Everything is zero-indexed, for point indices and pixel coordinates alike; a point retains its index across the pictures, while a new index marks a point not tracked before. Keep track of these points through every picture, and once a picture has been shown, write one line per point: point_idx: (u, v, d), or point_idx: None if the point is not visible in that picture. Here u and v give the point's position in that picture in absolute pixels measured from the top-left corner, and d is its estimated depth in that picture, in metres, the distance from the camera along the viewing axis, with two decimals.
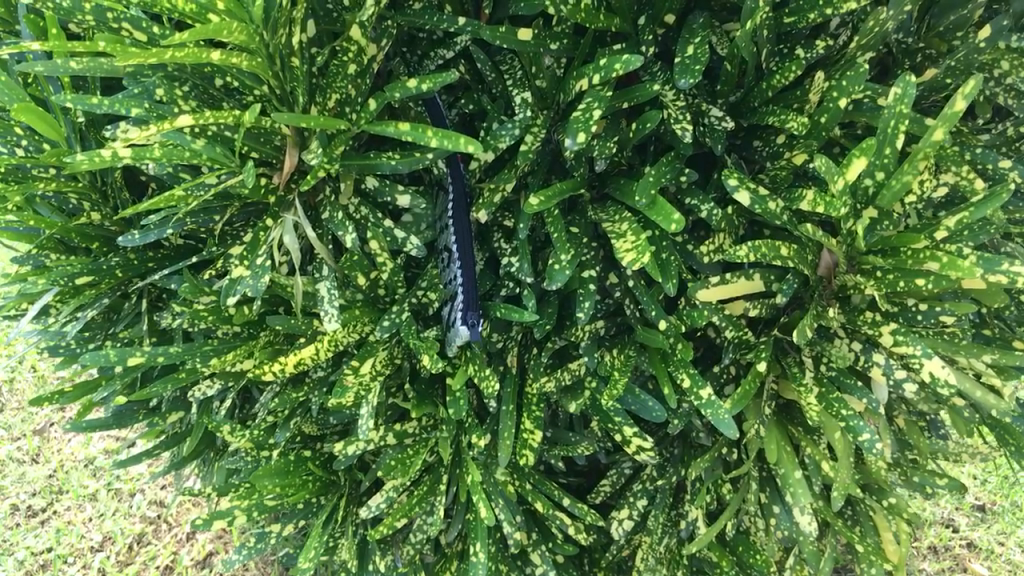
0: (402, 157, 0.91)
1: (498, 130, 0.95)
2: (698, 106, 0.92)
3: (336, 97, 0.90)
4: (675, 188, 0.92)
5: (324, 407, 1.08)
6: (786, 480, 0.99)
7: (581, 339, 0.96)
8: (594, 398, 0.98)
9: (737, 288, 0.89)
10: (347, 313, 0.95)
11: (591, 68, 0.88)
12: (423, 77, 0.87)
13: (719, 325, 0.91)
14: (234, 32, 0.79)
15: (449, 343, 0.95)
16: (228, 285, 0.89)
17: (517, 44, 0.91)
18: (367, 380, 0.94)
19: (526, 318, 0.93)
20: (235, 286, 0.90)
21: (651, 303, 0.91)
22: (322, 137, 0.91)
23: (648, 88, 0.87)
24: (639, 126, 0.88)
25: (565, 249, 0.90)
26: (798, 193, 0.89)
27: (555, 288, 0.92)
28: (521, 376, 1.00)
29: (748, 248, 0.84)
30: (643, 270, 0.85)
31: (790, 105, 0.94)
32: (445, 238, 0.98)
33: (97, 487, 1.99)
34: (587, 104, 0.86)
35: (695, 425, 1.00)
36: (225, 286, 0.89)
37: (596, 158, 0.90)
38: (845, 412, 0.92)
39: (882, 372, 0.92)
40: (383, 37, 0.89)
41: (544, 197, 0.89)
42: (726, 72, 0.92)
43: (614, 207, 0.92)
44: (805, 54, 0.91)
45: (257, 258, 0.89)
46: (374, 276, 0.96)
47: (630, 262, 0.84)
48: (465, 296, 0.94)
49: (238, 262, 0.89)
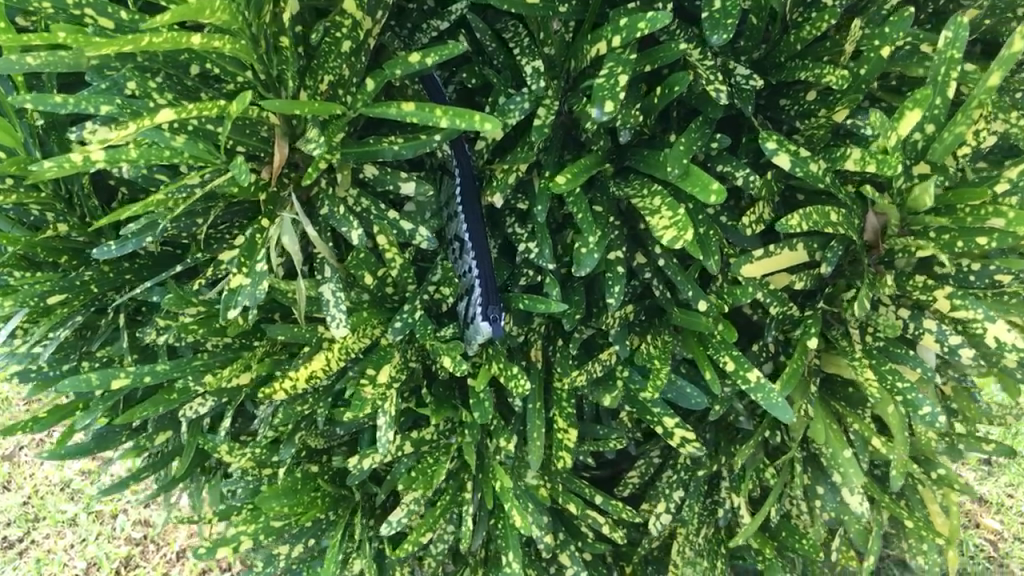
0: (406, 141, 0.83)
1: (506, 104, 0.87)
2: (724, 65, 0.85)
3: (329, 79, 0.81)
4: (705, 156, 0.85)
5: (330, 418, 1.00)
6: (836, 460, 0.93)
7: (612, 326, 0.88)
8: (628, 388, 0.91)
9: (779, 261, 0.82)
10: (356, 317, 0.86)
11: (610, 30, 0.80)
12: (427, 51, 0.79)
13: (763, 301, 0.84)
14: (216, 12, 0.69)
15: (470, 341, 0.87)
16: (227, 296, 0.79)
17: (524, 8, 0.82)
18: (386, 388, 0.85)
19: (554, 309, 0.85)
20: (234, 298, 0.79)
21: (689, 283, 0.84)
22: (316, 125, 0.83)
23: (674, 48, 0.80)
24: (666, 91, 0.81)
25: (594, 231, 0.83)
26: (840, 152, 0.82)
27: (583, 274, 0.84)
28: (546, 370, 0.93)
29: (799, 217, 0.77)
30: (685, 249, 0.77)
31: (820, 57, 0.87)
32: (454, 226, 0.90)
33: (77, 511, 1.88)
34: (611, 69, 0.78)
35: (737, 409, 0.93)
36: (224, 298, 0.78)
37: (620, 128, 0.82)
38: (902, 385, 0.86)
39: (936, 339, 0.86)
40: (379, 8, 0.79)
41: (568, 174, 0.81)
42: (752, 25, 0.85)
43: (642, 181, 0.84)
44: (836, 1, 0.84)
45: (257, 264, 0.79)
46: (381, 273, 0.87)
47: (671, 241, 0.77)
48: (485, 289, 0.86)
49: (237, 269, 0.79)
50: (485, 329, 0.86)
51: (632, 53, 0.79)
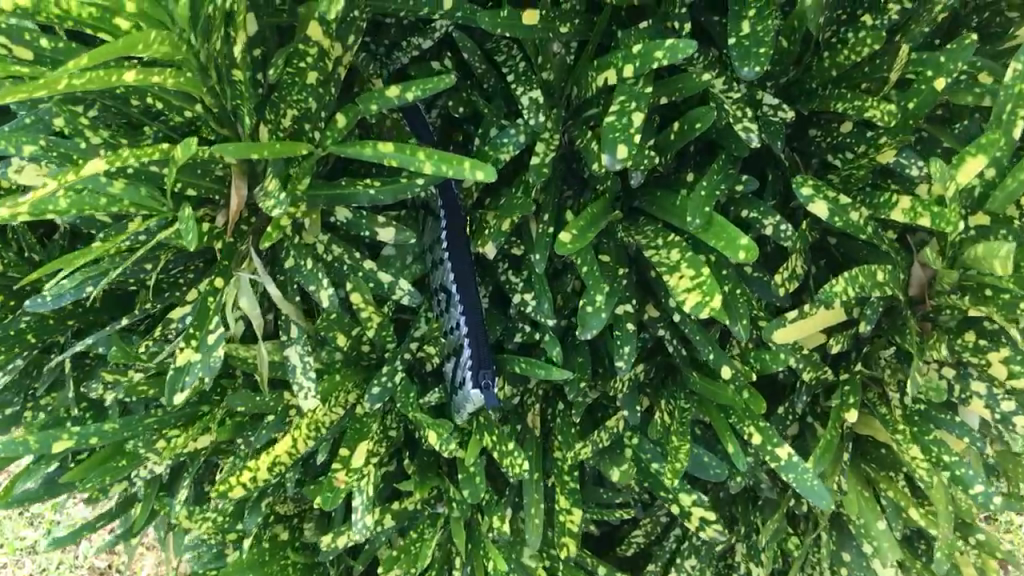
0: (383, 185, 0.71)
1: (500, 139, 0.76)
2: (749, 94, 0.74)
3: (293, 113, 0.70)
4: (727, 199, 0.74)
5: (301, 483, 0.89)
6: (869, 535, 0.83)
7: (620, 391, 0.77)
8: (638, 457, 0.80)
9: (817, 320, 0.71)
10: (326, 383, 0.75)
11: (619, 58, 0.69)
12: (407, 84, 0.67)
13: (795, 367, 0.73)
14: (154, 45, 0.58)
15: (458, 409, 0.76)
16: (172, 375, 0.66)
17: (521, 30, 0.71)
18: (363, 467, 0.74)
19: (555, 376, 0.74)
20: (182, 376, 0.67)
21: (710, 346, 0.73)
22: (278, 166, 0.71)
23: (694, 79, 0.69)
24: (688, 127, 0.70)
25: (603, 289, 0.72)
26: (885, 198, 0.71)
27: (589, 336, 0.73)
28: (544, 435, 0.82)
29: (845, 280, 0.66)
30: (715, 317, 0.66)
31: (857, 84, 0.76)
32: (439, 275, 0.79)
33: (37, 538, 1.76)
34: (622, 105, 0.67)
35: (758, 477, 0.83)
36: (170, 378, 0.66)
37: (632, 170, 0.71)
38: (949, 459, 0.76)
39: (987, 405, 0.76)
40: (350, 31, 0.67)
41: (573, 225, 0.70)
42: (781, 49, 0.74)
43: (656, 229, 0.73)
44: (876, 21, 0.73)
45: (209, 335, 0.66)
46: (355, 332, 0.76)
47: (698, 308, 0.66)
48: (476, 351, 0.74)
49: (185, 342, 0.66)
50: (475, 398, 0.75)
51: (647, 85, 0.68)
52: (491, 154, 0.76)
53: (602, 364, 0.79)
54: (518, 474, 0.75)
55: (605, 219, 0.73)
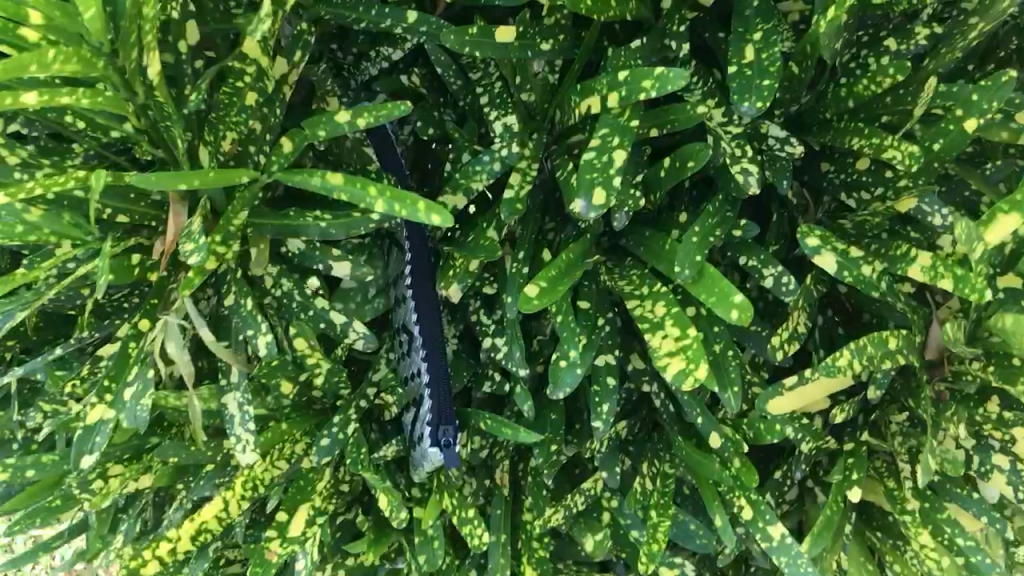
0: (335, 219, 0.63)
1: (470, 167, 0.67)
2: (753, 126, 0.65)
3: (233, 135, 0.62)
4: (724, 243, 0.66)
5: (252, 528, 0.82)
6: None
7: (597, 452, 0.69)
8: (616, 523, 0.72)
9: (819, 390, 0.63)
10: (267, 434, 0.67)
11: (603, 84, 0.61)
12: (358, 108, 0.59)
13: (793, 438, 0.65)
14: (52, 63, 0.51)
15: (416, 467, 0.69)
16: (80, 437, 0.61)
17: (496, 49, 0.63)
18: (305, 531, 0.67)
19: (523, 438, 0.66)
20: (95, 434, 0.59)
21: (698, 410, 0.65)
22: (218, 196, 0.64)
23: (689, 112, 0.61)
24: (679, 166, 0.61)
25: (579, 344, 0.64)
26: (903, 250, 0.63)
27: (563, 395, 0.65)
28: (515, 492, 0.75)
29: (850, 353, 0.58)
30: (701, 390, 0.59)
31: (876, 117, 0.67)
32: (402, 314, 0.71)
33: None
34: (602, 140, 0.60)
35: (750, 547, 0.75)
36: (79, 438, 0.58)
37: (616, 210, 0.63)
38: (964, 543, 0.67)
39: (1010, 484, 0.68)
40: (298, 47, 0.61)
41: (545, 272, 0.62)
42: (790, 75, 0.66)
43: (641, 275, 0.65)
44: (900, 48, 0.64)
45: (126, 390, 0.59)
46: (303, 377, 0.68)
47: (681, 377, 0.59)
48: (436, 404, 0.67)
49: (99, 396, 0.59)
50: (433, 457, 0.67)
51: (633, 118, 0.60)
52: (461, 183, 0.68)
53: (579, 419, 0.72)
54: (478, 544, 0.68)
55: (584, 263, 0.65)
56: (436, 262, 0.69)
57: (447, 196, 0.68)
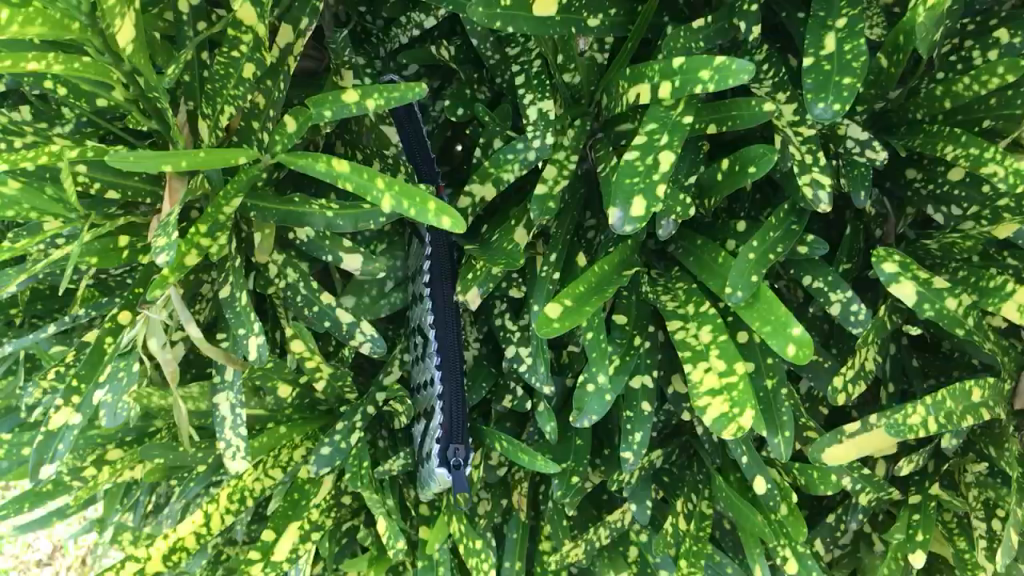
0: (342, 208, 0.57)
1: (501, 155, 0.60)
2: (830, 126, 0.56)
3: (231, 110, 0.55)
4: (786, 260, 0.57)
5: (256, 525, 0.76)
6: None
7: (626, 483, 0.62)
8: (644, 559, 0.65)
9: (879, 441, 0.54)
10: (260, 441, 0.61)
11: (655, 71, 0.52)
12: (371, 88, 0.52)
13: (850, 489, 0.57)
14: (8, 26, 0.45)
15: (423, 485, 0.62)
16: (44, 440, 0.55)
17: (530, 22, 0.54)
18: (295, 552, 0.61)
19: (540, 467, 0.58)
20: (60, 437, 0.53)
21: (743, 450, 0.57)
22: (216, 174, 0.57)
23: (755, 109, 0.52)
24: (737, 170, 0.53)
25: (610, 367, 0.56)
26: (1000, 283, 0.54)
27: (588, 422, 0.58)
28: (535, 514, 0.68)
29: (927, 409, 0.50)
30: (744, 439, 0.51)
31: (976, 120, 0.58)
32: (418, 313, 0.64)
33: None
34: (648, 136, 0.51)
35: None
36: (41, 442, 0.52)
37: (660, 218, 0.55)
38: None
39: None
40: (307, 12, 0.54)
41: (577, 285, 0.54)
42: (878, 67, 0.56)
43: (688, 291, 0.57)
44: (1012, 41, 0.54)
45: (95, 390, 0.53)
46: (304, 378, 0.62)
47: (721, 422, 0.51)
48: (447, 420, 0.59)
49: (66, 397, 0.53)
50: (441, 479, 0.60)
51: (686, 113, 0.52)
52: (491, 172, 0.60)
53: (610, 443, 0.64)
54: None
55: (623, 274, 0.56)
56: (459, 259, 0.62)
57: (474, 186, 0.61)
